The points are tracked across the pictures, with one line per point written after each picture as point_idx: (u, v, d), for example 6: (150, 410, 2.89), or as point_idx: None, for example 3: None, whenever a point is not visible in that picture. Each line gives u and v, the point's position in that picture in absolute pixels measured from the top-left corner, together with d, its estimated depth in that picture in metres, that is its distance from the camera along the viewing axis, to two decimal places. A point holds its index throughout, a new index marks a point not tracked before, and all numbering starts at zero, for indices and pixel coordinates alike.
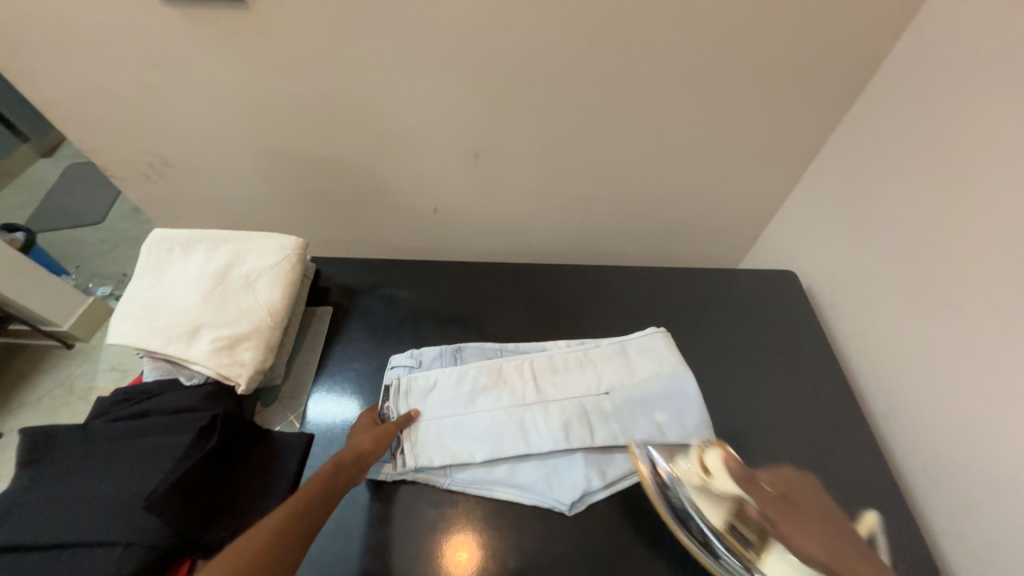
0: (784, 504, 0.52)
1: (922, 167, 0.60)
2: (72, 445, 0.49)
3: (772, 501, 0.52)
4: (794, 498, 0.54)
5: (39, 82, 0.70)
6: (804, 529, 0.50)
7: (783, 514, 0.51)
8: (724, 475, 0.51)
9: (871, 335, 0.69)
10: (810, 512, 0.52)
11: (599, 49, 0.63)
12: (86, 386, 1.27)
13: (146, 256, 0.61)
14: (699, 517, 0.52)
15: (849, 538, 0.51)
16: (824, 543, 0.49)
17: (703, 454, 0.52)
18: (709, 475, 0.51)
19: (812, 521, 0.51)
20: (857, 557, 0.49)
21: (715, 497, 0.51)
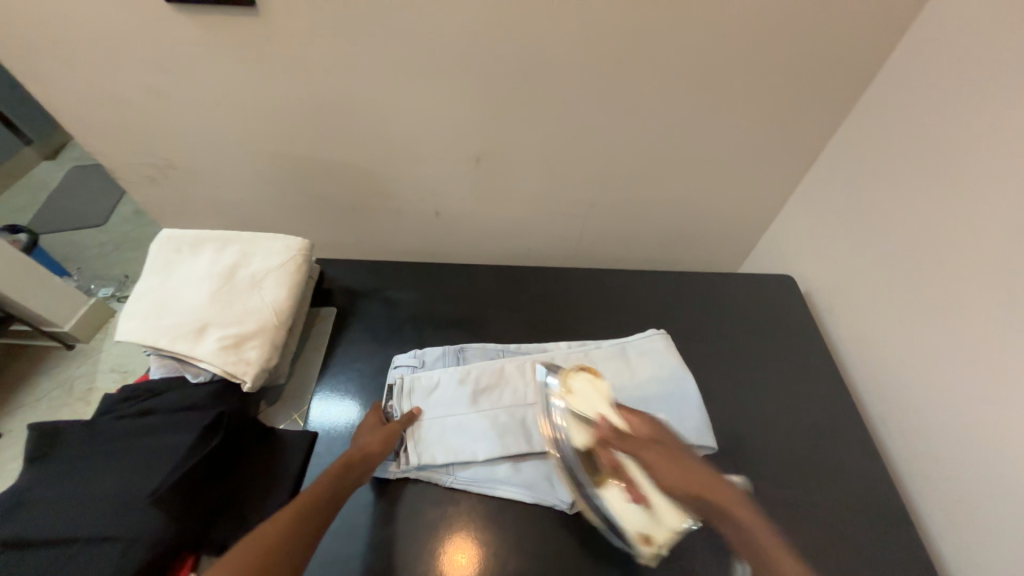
0: (645, 439, 0.50)
1: (917, 174, 0.62)
2: (78, 442, 0.50)
3: (636, 440, 0.51)
4: (670, 438, 0.51)
5: (50, 86, 0.71)
6: (653, 464, 0.49)
7: (638, 452, 0.50)
8: (588, 397, 0.57)
9: (868, 338, 0.70)
10: (670, 454, 0.49)
11: (602, 57, 0.65)
12: (86, 387, 1.27)
13: (154, 256, 0.61)
14: (564, 438, 0.56)
15: (705, 485, 0.46)
16: (669, 481, 0.48)
17: (571, 375, 0.59)
18: (568, 395, 0.57)
19: (664, 460, 0.48)
20: (685, 501, 0.47)
21: (576, 419, 0.56)
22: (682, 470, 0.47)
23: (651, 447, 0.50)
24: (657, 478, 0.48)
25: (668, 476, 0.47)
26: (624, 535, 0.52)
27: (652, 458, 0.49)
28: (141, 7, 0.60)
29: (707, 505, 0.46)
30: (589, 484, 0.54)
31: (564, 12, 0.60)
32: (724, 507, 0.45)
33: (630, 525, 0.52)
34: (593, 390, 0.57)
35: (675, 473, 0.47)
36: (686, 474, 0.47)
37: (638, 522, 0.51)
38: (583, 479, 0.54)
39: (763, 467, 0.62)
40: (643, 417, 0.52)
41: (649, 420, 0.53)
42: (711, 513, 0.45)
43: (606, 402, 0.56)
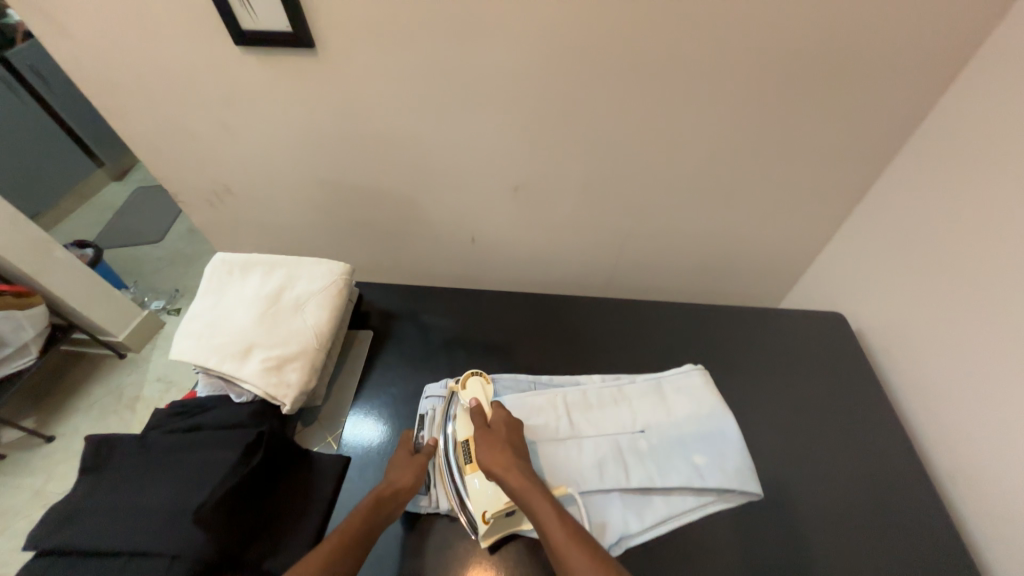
0: (494, 434, 0.54)
1: (982, 209, 0.58)
2: (131, 454, 0.52)
3: (493, 430, 0.54)
4: (518, 434, 0.55)
5: (127, 118, 0.78)
6: (488, 446, 0.52)
7: (486, 439, 0.53)
8: (475, 391, 0.59)
9: (930, 383, 0.65)
10: (507, 443, 0.53)
11: (642, 90, 0.65)
12: (134, 395, 1.34)
13: (209, 278, 0.65)
14: (449, 427, 0.58)
15: (521, 471, 0.50)
16: (498, 461, 0.51)
17: (470, 374, 0.61)
18: (461, 389, 0.60)
19: (501, 446, 0.52)
20: (508, 480, 0.49)
21: (463, 409, 0.58)
22: (511, 455, 0.52)
23: (494, 434, 0.54)
24: (491, 458, 0.51)
25: (496, 457, 0.51)
26: (472, 516, 0.53)
27: (484, 445, 0.52)
28: (210, 47, 0.66)
29: (521, 489, 0.49)
30: (454, 465, 0.55)
31: (604, 48, 0.61)
32: (533, 494, 0.48)
33: (477, 504, 0.52)
34: (482, 389, 0.59)
35: (502, 456, 0.51)
36: (512, 459, 0.51)
37: (486, 500, 0.52)
38: (453, 461, 0.56)
39: (810, 518, 0.58)
40: (503, 413, 0.56)
41: (510, 417, 0.56)
42: (529, 498, 0.48)
43: (488, 400, 0.59)
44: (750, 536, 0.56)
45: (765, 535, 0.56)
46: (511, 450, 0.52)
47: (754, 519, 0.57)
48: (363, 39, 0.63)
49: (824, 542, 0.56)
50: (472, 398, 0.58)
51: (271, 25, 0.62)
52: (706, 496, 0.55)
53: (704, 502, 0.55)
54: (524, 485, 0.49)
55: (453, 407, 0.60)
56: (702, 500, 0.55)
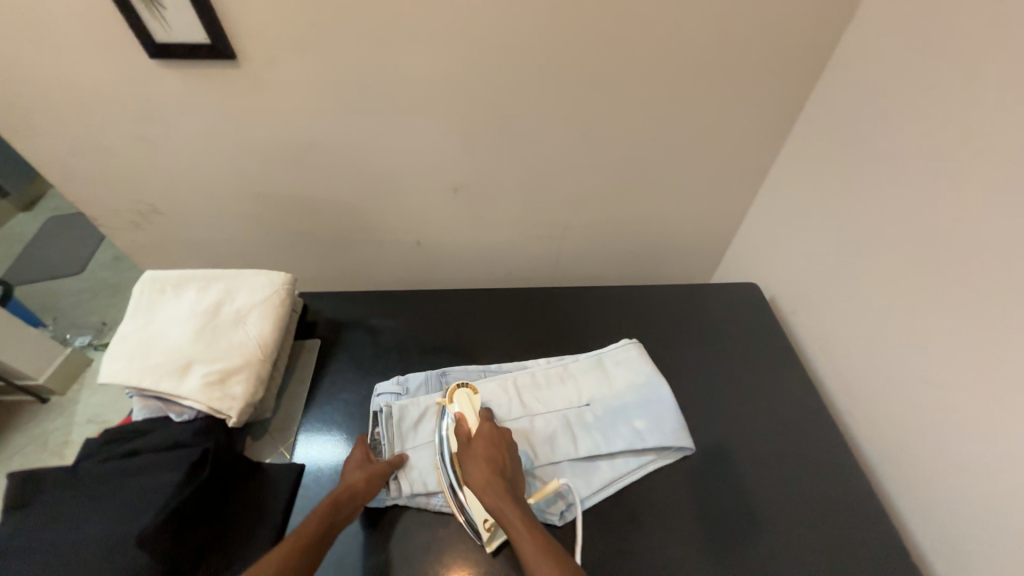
0: (481, 451, 0.54)
1: (859, 180, 0.67)
2: (63, 488, 0.50)
3: (480, 447, 0.54)
4: (499, 448, 0.55)
5: (33, 139, 0.73)
6: (468, 461, 0.53)
7: (473, 457, 0.53)
8: (463, 404, 0.60)
9: (833, 336, 0.74)
10: (485, 458, 0.53)
11: (563, 89, 0.70)
12: (62, 440, 1.23)
13: (138, 298, 0.62)
14: (443, 441, 0.58)
15: (496, 488, 0.50)
16: (476, 476, 0.52)
17: (456, 388, 0.61)
18: (449, 402, 0.60)
19: (479, 461, 0.53)
20: (483, 495, 0.50)
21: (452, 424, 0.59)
22: (487, 470, 0.52)
23: (475, 448, 0.54)
24: (474, 474, 0.52)
25: (479, 473, 0.52)
26: (472, 521, 0.54)
27: (472, 460, 0.53)
28: (125, 62, 0.64)
29: (496, 506, 0.49)
30: (454, 476, 0.56)
31: (525, 51, 0.66)
32: (508, 512, 0.49)
33: (478, 511, 0.54)
34: (469, 402, 0.60)
35: (479, 472, 0.52)
36: (493, 477, 0.51)
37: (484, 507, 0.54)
38: (450, 471, 0.56)
39: (744, 465, 0.64)
40: (486, 427, 0.56)
41: (493, 430, 0.56)
42: (504, 516, 0.49)
43: (476, 413, 0.59)
44: (695, 487, 0.61)
45: (706, 485, 0.62)
46: (488, 464, 0.52)
47: (696, 472, 0.63)
48: (290, 48, 0.64)
49: (757, 484, 0.63)
50: (457, 413, 0.59)
51: (190, 38, 0.61)
52: (644, 455, 0.61)
53: (643, 461, 0.60)
54: (498, 502, 0.49)
55: (443, 422, 0.60)
56: (642, 459, 0.60)
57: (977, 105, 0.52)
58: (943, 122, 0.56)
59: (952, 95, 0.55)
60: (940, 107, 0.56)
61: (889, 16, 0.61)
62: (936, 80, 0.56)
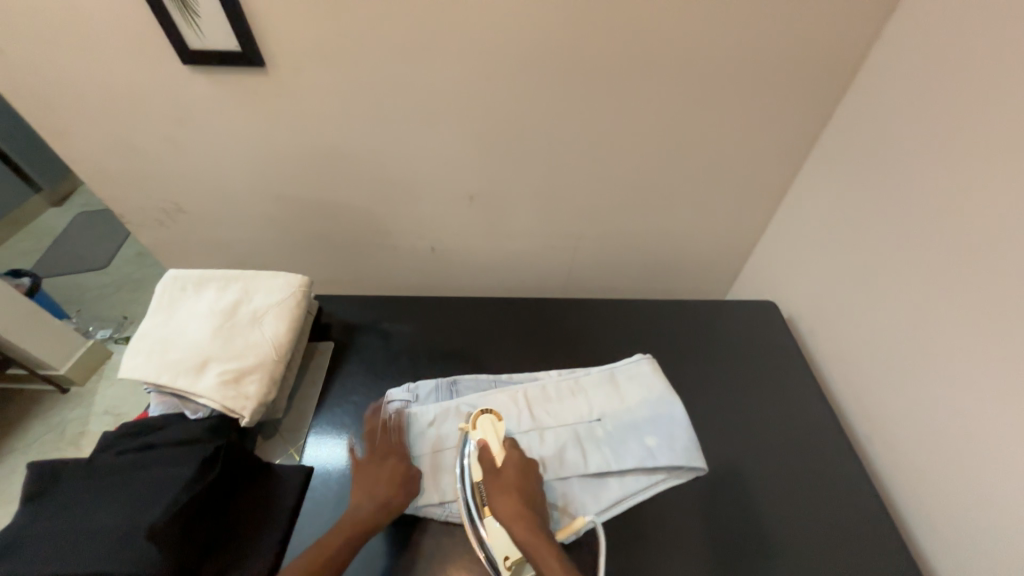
0: (512, 485, 0.53)
1: (882, 200, 0.66)
2: (77, 479, 0.50)
3: (510, 481, 0.53)
4: (530, 480, 0.54)
5: (68, 138, 0.76)
6: (497, 495, 0.52)
7: (503, 493, 0.52)
8: (485, 430, 0.57)
9: (852, 358, 0.72)
10: (518, 494, 0.52)
11: (581, 101, 0.71)
12: (79, 431, 1.26)
13: (160, 295, 0.64)
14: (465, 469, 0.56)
15: (530, 525, 0.50)
16: (509, 510, 0.51)
17: (479, 413, 0.58)
18: (471, 428, 0.57)
19: (511, 494, 0.52)
20: (516, 531, 0.49)
21: (475, 451, 0.57)
22: (520, 506, 0.51)
23: (505, 481, 0.53)
24: (506, 511, 0.51)
25: (512, 509, 0.51)
26: (492, 557, 0.51)
27: (502, 494, 0.52)
28: (157, 66, 0.66)
29: (531, 545, 0.48)
30: (472, 505, 0.53)
31: (545, 63, 0.66)
32: (543, 551, 0.48)
33: (498, 547, 0.51)
34: (493, 430, 0.57)
35: (512, 506, 0.51)
36: (525, 513, 0.51)
37: (505, 543, 0.51)
38: (471, 500, 0.54)
39: (756, 488, 0.62)
40: (514, 457, 0.55)
41: (522, 462, 0.55)
42: (539, 556, 0.48)
43: (500, 440, 0.57)
44: (704, 507, 0.60)
45: (715, 507, 0.60)
46: (521, 498, 0.52)
47: (706, 493, 0.61)
48: (314, 56, 0.65)
49: (769, 508, 0.61)
50: (480, 440, 0.56)
51: (220, 44, 0.63)
52: (656, 474, 0.59)
53: (654, 481, 0.59)
54: (533, 540, 0.49)
55: (463, 448, 0.57)
56: (653, 479, 0.59)
57: (1005, 126, 0.51)
58: (971, 143, 0.54)
59: (978, 116, 0.53)
60: (965, 128, 0.55)
61: (915, 34, 0.60)
62: (964, 100, 0.55)
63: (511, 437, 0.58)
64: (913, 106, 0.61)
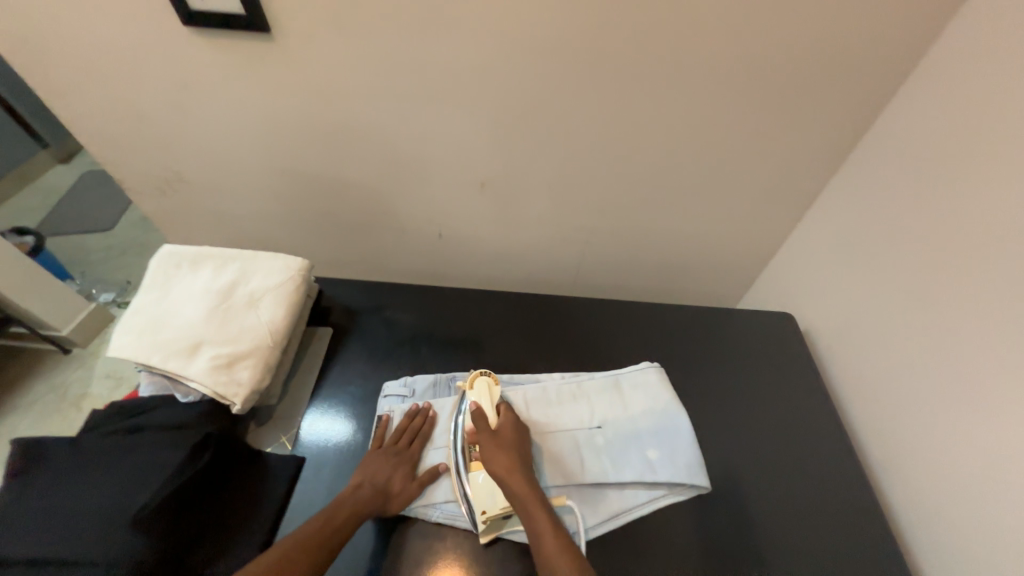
0: (506, 441, 0.54)
1: (923, 215, 0.61)
2: (64, 459, 0.49)
3: (504, 439, 0.54)
4: (523, 441, 0.55)
5: (65, 98, 0.72)
6: (491, 451, 0.53)
7: (496, 448, 0.53)
8: (480, 393, 0.58)
9: (870, 378, 0.69)
10: (513, 450, 0.53)
11: (606, 89, 0.66)
12: (80, 393, 1.26)
13: (154, 271, 0.62)
14: (458, 427, 0.58)
15: (523, 478, 0.51)
16: (504, 467, 0.52)
17: (477, 374, 0.60)
18: (468, 389, 0.59)
19: (508, 450, 0.53)
20: (511, 488, 0.51)
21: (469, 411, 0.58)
22: (513, 461, 0.52)
23: (498, 440, 0.54)
24: (500, 463, 0.52)
25: (505, 463, 0.52)
26: (472, 511, 0.53)
27: (496, 448, 0.53)
28: (158, 27, 0.62)
29: (523, 498, 0.50)
30: (460, 462, 0.55)
31: (570, 46, 0.61)
32: (533, 504, 0.50)
33: (477, 502, 0.53)
34: (488, 393, 0.58)
35: (507, 461, 0.52)
36: (518, 466, 0.52)
37: (487, 498, 0.53)
38: (460, 458, 0.56)
39: (759, 508, 0.60)
40: (509, 418, 0.56)
41: (516, 423, 0.56)
42: (528, 507, 0.50)
43: (495, 405, 0.57)
44: (705, 524, 0.58)
45: (715, 525, 0.58)
46: (517, 455, 0.53)
47: (706, 509, 0.59)
48: (324, 25, 0.61)
49: (772, 529, 0.59)
50: (474, 402, 0.57)
51: (224, 7, 0.59)
52: (656, 490, 0.57)
53: (654, 496, 0.57)
54: (526, 497, 0.50)
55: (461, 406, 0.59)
56: (653, 494, 0.57)
57: None
58: None
59: None
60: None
61: (979, 37, 0.55)
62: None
63: (506, 402, 0.60)
64: (969, 116, 0.56)
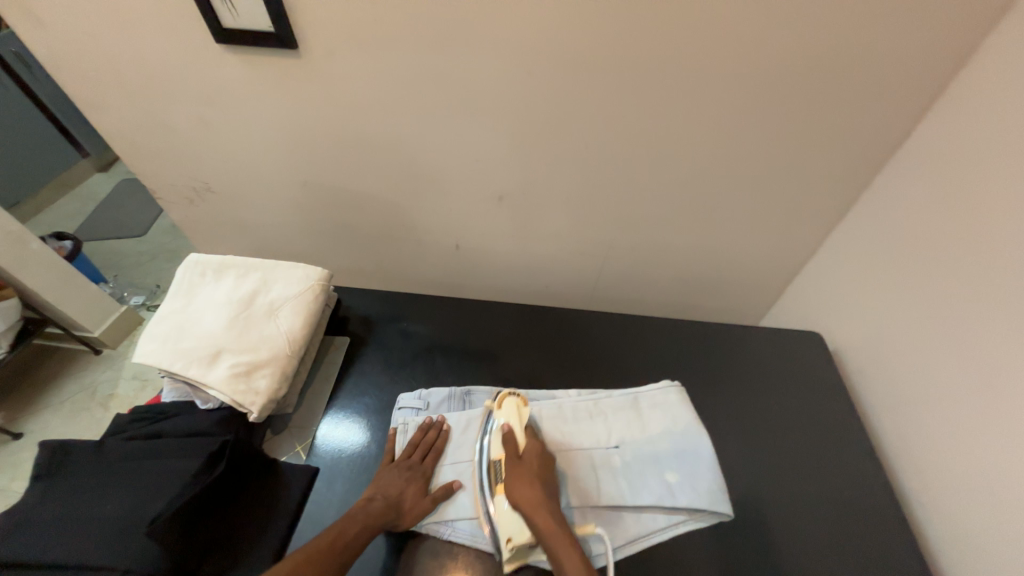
0: (532, 470, 0.52)
1: (961, 232, 0.58)
2: (88, 462, 0.51)
3: (530, 468, 0.53)
4: (550, 469, 0.53)
5: (104, 112, 0.76)
6: (517, 479, 0.51)
7: (522, 477, 0.52)
8: (510, 415, 0.57)
9: (904, 404, 0.65)
10: (539, 481, 0.51)
11: (625, 102, 0.65)
12: (108, 392, 1.30)
13: (180, 279, 0.63)
14: (483, 447, 0.56)
15: (549, 511, 0.49)
16: (528, 494, 0.50)
17: (506, 394, 0.59)
18: (496, 409, 0.58)
19: (533, 481, 0.51)
20: (537, 519, 0.49)
21: (497, 430, 0.57)
22: (539, 493, 0.50)
23: (524, 467, 0.52)
24: (526, 494, 0.50)
25: (527, 493, 0.50)
26: (496, 535, 0.51)
27: (522, 476, 0.52)
28: (190, 44, 0.65)
29: (549, 533, 0.48)
30: (486, 485, 0.53)
31: (589, 59, 0.61)
32: (559, 541, 0.47)
33: (503, 528, 0.50)
34: (516, 414, 0.57)
35: (532, 493, 0.50)
36: (543, 497, 0.50)
37: (512, 526, 0.50)
38: (485, 480, 0.54)
39: (784, 537, 0.57)
40: (537, 445, 0.55)
41: (545, 450, 0.55)
42: (553, 543, 0.47)
43: (522, 427, 0.57)
44: (727, 553, 0.55)
45: (737, 555, 0.55)
46: (543, 486, 0.51)
47: (728, 537, 0.56)
48: (347, 41, 0.62)
49: (799, 561, 0.55)
50: (505, 423, 0.56)
51: (252, 25, 0.61)
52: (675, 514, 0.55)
53: (674, 522, 0.54)
54: (551, 527, 0.48)
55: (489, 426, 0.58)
56: (672, 519, 0.54)
57: None
58: None
59: None
60: None
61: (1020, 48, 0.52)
62: None
63: (532, 424, 0.59)
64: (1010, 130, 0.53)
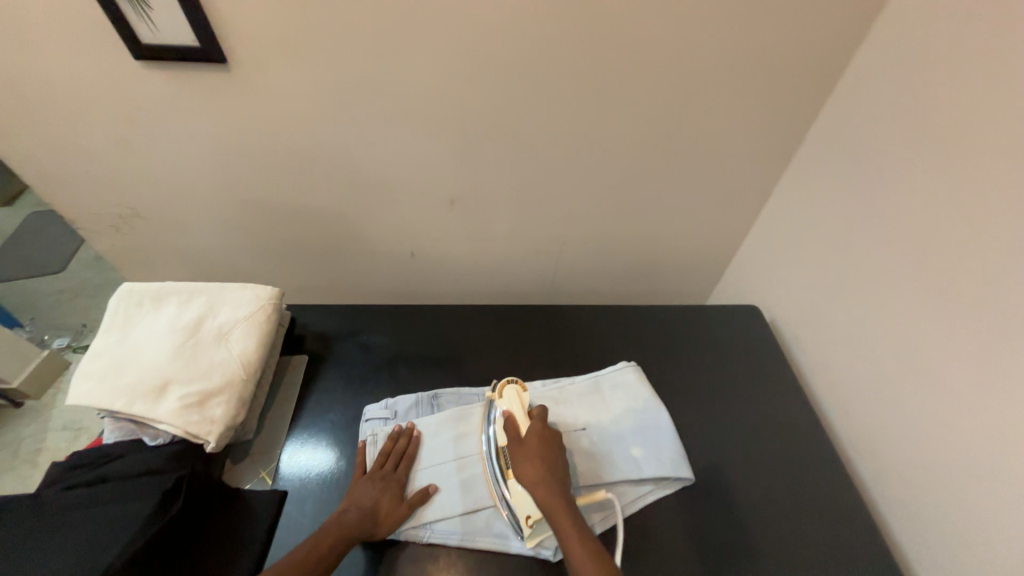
0: (533, 449, 0.54)
1: (867, 203, 0.66)
2: (21, 519, 0.46)
3: (532, 446, 0.54)
4: (553, 446, 0.55)
5: (8, 139, 0.69)
6: (520, 456, 0.54)
7: (524, 456, 0.54)
8: (510, 400, 0.60)
9: (834, 360, 0.73)
10: (540, 457, 0.53)
11: (565, 102, 0.69)
12: (35, 447, 1.17)
13: (114, 310, 0.59)
14: (490, 436, 0.59)
15: (550, 483, 0.51)
16: (529, 473, 0.52)
17: (505, 383, 0.62)
18: (498, 398, 0.61)
19: (534, 457, 0.53)
20: (538, 493, 0.51)
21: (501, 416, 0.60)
22: (541, 468, 0.52)
23: (527, 446, 0.54)
24: (526, 471, 0.53)
25: (532, 469, 0.52)
26: (516, 516, 0.53)
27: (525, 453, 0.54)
28: (107, 62, 0.61)
29: (549, 503, 0.50)
30: (497, 469, 0.57)
31: (527, 63, 0.64)
32: (558, 510, 0.49)
33: (521, 507, 0.53)
34: (517, 398, 0.60)
35: (534, 467, 0.53)
36: (545, 473, 0.52)
37: (529, 503, 0.53)
38: (496, 465, 0.57)
39: (743, 493, 0.62)
40: (537, 425, 0.56)
41: (546, 430, 0.56)
42: (555, 513, 0.49)
43: (523, 409, 0.59)
44: (695, 516, 0.59)
45: (704, 515, 0.59)
46: (543, 461, 0.53)
47: (695, 500, 0.60)
48: (282, 54, 0.61)
49: (758, 513, 0.60)
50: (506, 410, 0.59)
51: (176, 40, 0.58)
52: (643, 485, 0.59)
53: (642, 492, 0.58)
54: (552, 496, 0.50)
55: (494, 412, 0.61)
56: (641, 490, 0.58)
57: (993, 134, 0.51)
58: (953, 151, 0.55)
59: (962, 124, 0.54)
60: (950, 134, 0.55)
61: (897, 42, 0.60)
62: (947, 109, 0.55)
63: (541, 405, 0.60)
64: (897, 112, 0.61)
